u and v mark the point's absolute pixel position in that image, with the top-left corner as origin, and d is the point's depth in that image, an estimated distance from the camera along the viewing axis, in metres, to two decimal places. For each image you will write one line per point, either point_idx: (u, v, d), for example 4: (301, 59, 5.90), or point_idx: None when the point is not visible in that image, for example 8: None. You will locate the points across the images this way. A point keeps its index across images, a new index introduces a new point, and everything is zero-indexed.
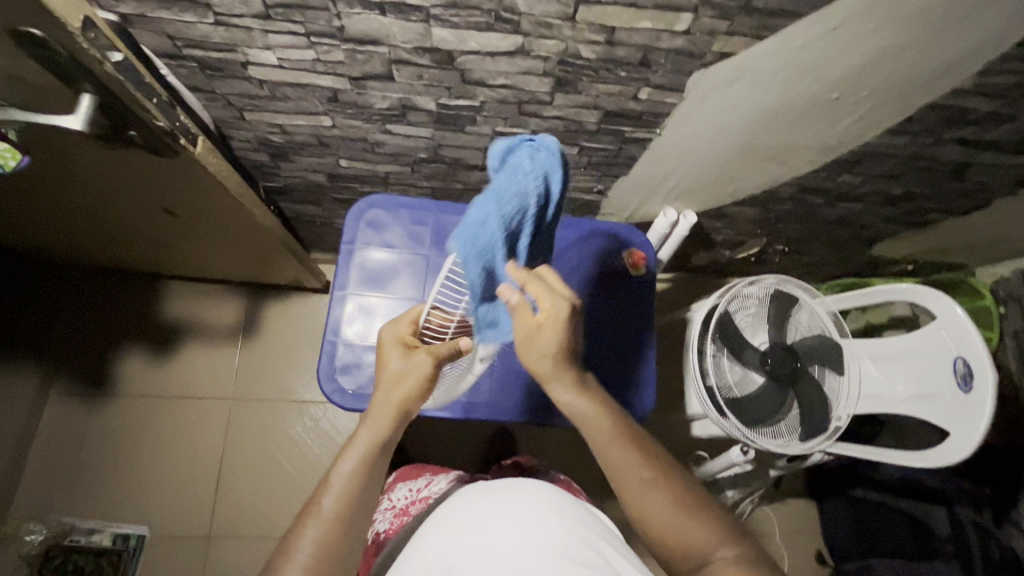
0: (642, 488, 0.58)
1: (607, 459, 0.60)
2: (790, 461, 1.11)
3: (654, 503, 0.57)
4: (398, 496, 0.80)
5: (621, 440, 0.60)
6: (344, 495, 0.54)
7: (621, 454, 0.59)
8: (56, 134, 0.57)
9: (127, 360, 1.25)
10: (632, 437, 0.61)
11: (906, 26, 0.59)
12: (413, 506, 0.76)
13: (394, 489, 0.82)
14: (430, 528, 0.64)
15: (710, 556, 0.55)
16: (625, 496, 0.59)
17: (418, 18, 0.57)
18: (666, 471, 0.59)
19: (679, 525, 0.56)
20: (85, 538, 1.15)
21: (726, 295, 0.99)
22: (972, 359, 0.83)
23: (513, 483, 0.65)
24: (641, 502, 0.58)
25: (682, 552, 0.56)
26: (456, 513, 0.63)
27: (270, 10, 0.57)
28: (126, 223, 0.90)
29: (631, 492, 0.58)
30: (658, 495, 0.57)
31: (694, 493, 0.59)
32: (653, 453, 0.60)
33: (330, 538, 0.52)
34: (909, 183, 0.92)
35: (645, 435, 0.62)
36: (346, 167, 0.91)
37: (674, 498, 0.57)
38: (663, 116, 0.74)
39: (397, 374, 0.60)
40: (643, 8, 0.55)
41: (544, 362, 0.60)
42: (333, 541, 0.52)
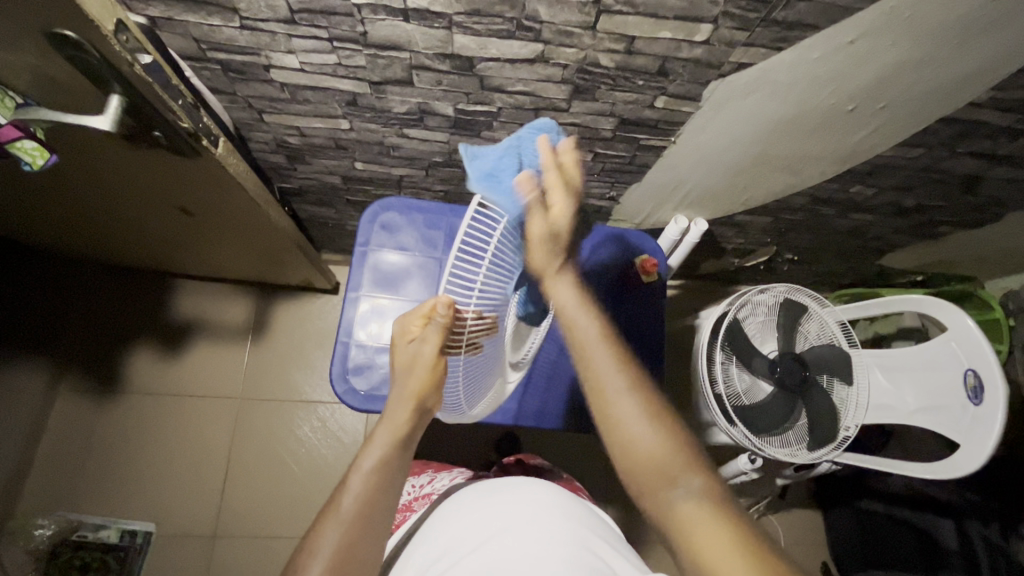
0: (617, 394, 0.56)
1: (585, 356, 0.58)
2: (797, 471, 1.11)
3: (624, 410, 0.56)
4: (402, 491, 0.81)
5: (604, 344, 0.58)
6: (364, 493, 0.56)
7: (602, 355, 0.58)
8: (82, 132, 0.58)
9: (137, 357, 1.26)
10: (614, 342, 0.59)
11: (924, 39, 0.59)
12: (417, 501, 0.77)
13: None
14: (430, 528, 0.65)
15: (679, 480, 0.52)
16: (597, 402, 0.57)
17: (441, 25, 0.57)
18: (642, 387, 0.57)
19: (644, 436, 0.55)
20: (92, 533, 1.16)
21: (737, 301, 0.99)
22: (983, 372, 0.83)
23: (512, 481, 0.65)
24: (613, 408, 0.56)
25: (647, 472, 0.54)
26: (455, 514, 0.63)
27: (295, 15, 0.58)
28: (143, 222, 0.90)
29: (604, 396, 0.57)
30: (628, 400, 0.56)
31: (668, 417, 0.57)
32: (633, 365, 0.59)
33: (349, 535, 0.54)
34: (921, 195, 0.93)
35: (628, 347, 0.60)
36: (362, 169, 0.92)
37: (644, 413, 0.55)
38: (678, 125, 0.75)
39: (407, 367, 0.59)
40: (664, 18, 0.55)
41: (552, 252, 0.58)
42: (352, 537, 0.54)
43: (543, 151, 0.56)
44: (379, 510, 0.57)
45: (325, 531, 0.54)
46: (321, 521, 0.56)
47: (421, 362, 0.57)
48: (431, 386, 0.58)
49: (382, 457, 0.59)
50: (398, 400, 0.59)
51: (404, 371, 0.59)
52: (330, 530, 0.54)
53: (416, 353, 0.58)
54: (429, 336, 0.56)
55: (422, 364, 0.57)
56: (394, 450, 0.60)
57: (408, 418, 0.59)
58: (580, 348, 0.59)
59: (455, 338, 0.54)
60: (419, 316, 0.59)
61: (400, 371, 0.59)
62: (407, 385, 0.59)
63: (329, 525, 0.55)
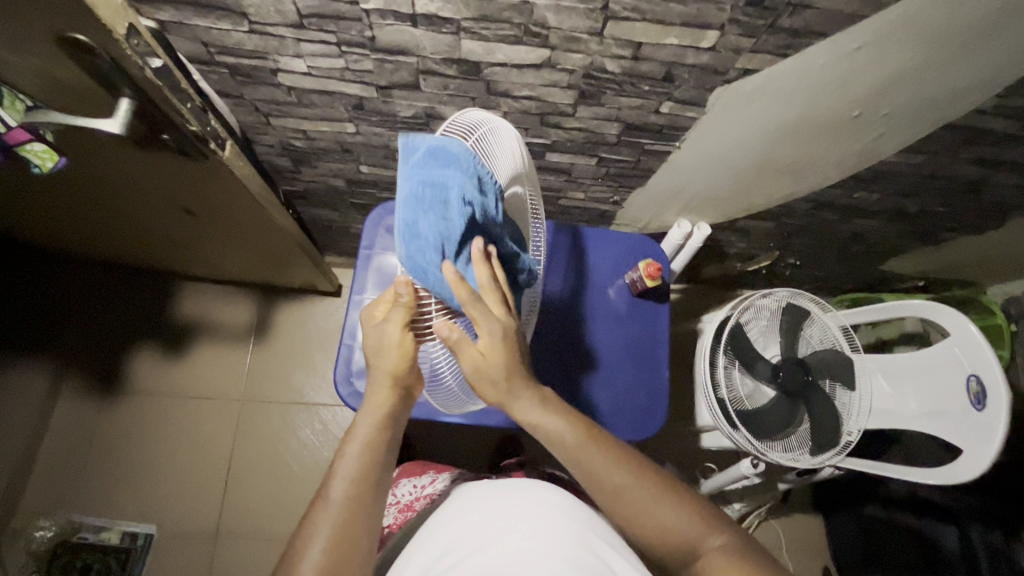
0: (620, 487, 0.57)
1: (583, 466, 0.58)
2: (800, 475, 1.10)
3: (636, 504, 0.56)
4: (403, 492, 0.80)
5: (590, 443, 0.58)
6: (354, 477, 0.55)
7: (594, 459, 0.58)
8: (92, 135, 0.58)
9: (139, 358, 1.26)
10: (599, 439, 0.59)
11: (928, 47, 0.60)
12: (418, 502, 0.77)
13: (398, 484, 0.82)
14: (430, 529, 0.64)
15: (704, 543, 0.55)
16: (606, 501, 0.57)
17: (449, 30, 0.58)
18: (638, 469, 0.58)
19: (662, 521, 0.56)
20: (93, 535, 1.15)
21: (739, 306, 1.00)
22: (985, 378, 0.83)
23: (513, 483, 0.65)
24: (622, 505, 0.57)
25: (676, 547, 0.56)
26: (455, 516, 0.63)
27: (304, 20, 0.58)
28: (147, 224, 0.91)
29: (611, 498, 0.57)
30: (639, 492, 0.57)
31: (671, 484, 0.58)
32: (624, 453, 0.59)
33: (344, 520, 0.53)
34: (924, 200, 0.93)
35: (611, 435, 0.61)
36: (366, 173, 0.92)
37: (656, 495, 0.57)
38: (683, 130, 0.75)
39: (377, 351, 0.60)
40: (671, 24, 0.56)
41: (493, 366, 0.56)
42: (348, 522, 0.53)
43: (451, 284, 0.50)
44: (371, 492, 0.55)
45: (318, 519, 0.53)
46: (313, 510, 0.54)
47: (390, 344, 0.59)
48: (405, 363, 0.60)
49: (367, 440, 0.58)
50: (375, 384, 0.59)
51: (375, 355, 0.60)
52: (323, 518, 0.53)
53: (383, 336, 0.59)
54: (393, 317, 0.59)
55: (393, 344, 0.59)
56: (378, 432, 0.58)
57: (388, 399, 0.59)
58: (573, 460, 0.58)
59: (424, 318, 0.60)
60: (382, 302, 0.61)
61: (370, 354, 0.60)
62: (381, 367, 0.60)
63: (322, 513, 0.53)
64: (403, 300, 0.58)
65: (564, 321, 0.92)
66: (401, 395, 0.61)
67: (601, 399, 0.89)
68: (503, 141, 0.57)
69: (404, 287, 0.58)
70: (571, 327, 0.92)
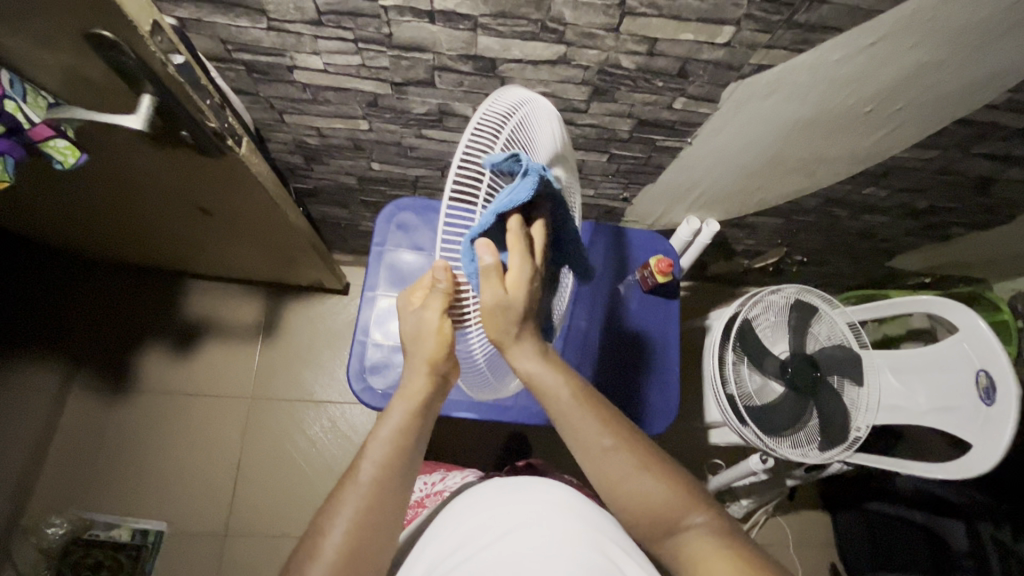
0: (609, 454, 0.56)
1: (574, 426, 0.57)
2: (808, 471, 1.11)
3: (625, 472, 0.56)
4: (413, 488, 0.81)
5: (581, 405, 0.57)
6: (383, 462, 0.54)
7: (584, 419, 0.57)
8: (112, 132, 0.58)
9: (149, 356, 1.26)
10: (592, 402, 0.58)
11: (945, 40, 0.60)
12: (428, 498, 0.77)
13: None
14: (439, 524, 0.63)
15: (686, 519, 0.55)
16: (591, 465, 0.57)
17: (466, 27, 0.58)
18: (630, 439, 0.57)
19: (645, 491, 0.56)
20: (104, 532, 1.16)
21: (748, 302, 1.00)
22: (995, 373, 0.84)
23: (526, 482, 0.64)
24: (610, 471, 0.56)
25: (658, 524, 0.56)
26: (464, 514, 0.62)
27: (323, 17, 0.59)
28: (161, 222, 0.91)
29: (600, 462, 0.56)
30: (621, 458, 0.56)
31: (657, 455, 0.58)
32: (615, 418, 0.58)
33: (368, 504, 0.52)
34: (933, 196, 0.93)
35: (604, 399, 0.59)
36: (377, 170, 0.93)
37: (638, 463, 0.56)
38: (695, 126, 0.75)
39: (415, 335, 0.54)
40: (687, 20, 0.56)
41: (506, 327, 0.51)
42: (372, 506, 0.52)
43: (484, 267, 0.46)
44: (399, 478, 0.54)
45: (344, 499, 0.52)
46: (339, 488, 0.53)
47: (429, 329, 0.53)
48: (445, 350, 0.54)
49: (401, 425, 0.55)
50: (413, 370, 0.55)
51: (411, 341, 0.54)
52: (349, 498, 0.52)
53: (420, 320, 0.53)
54: (432, 301, 0.52)
55: (430, 329, 0.53)
56: (412, 419, 0.56)
57: (425, 385, 0.55)
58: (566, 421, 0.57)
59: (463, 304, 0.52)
60: (422, 286, 0.56)
61: (408, 340, 0.55)
62: (419, 355, 0.54)
63: (347, 494, 0.52)
64: (441, 286, 0.50)
65: (575, 317, 0.92)
66: (441, 382, 0.56)
67: (617, 395, 0.90)
68: (543, 122, 0.53)
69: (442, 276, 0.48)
70: (587, 325, 0.92)
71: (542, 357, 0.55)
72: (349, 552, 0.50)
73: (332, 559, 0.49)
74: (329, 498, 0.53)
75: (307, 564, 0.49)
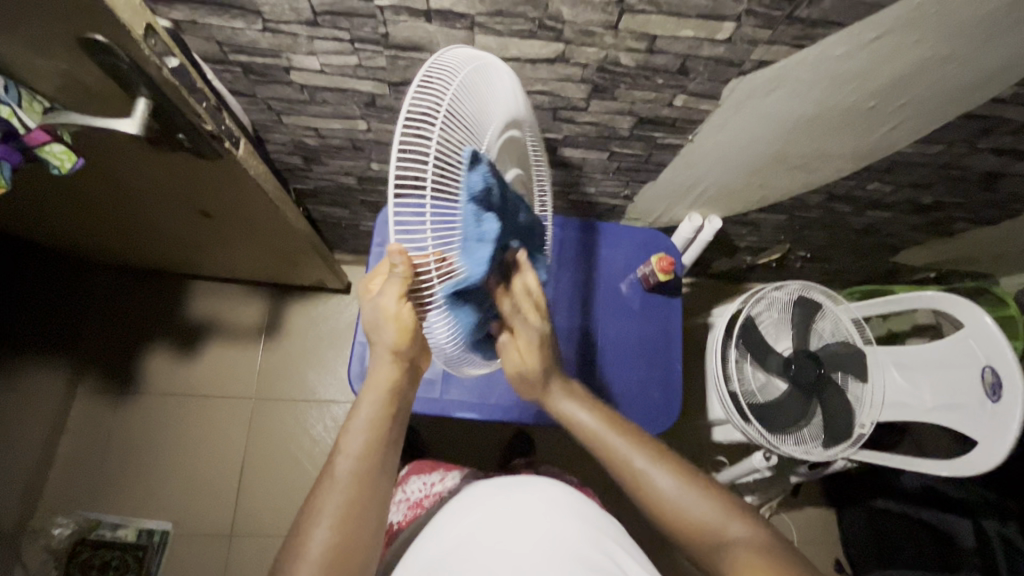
0: (641, 471, 0.59)
1: (607, 450, 0.62)
2: (811, 469, 1.10)
3: (661, 484, 0.58)
4: (412, 488, 0.80)
5: (611, 430, 0.63)
6: (360, 453, 0.54)
7: (617, 441, 0.62)
8: (108, 135, 0.58)
9: (152, 357, 1.27)
10: (622, 426, 0.64)
11: (950, 34, 0.59)
12: (428, 499, 0.77)
13: (408, 480, 0.82)
14: (435, 526, 0.62)
15: (725, 532, 0.55)
16: (629, 486, 0.60)
17: (463, 25, 0.58)
18: (662, 455, 0.61)
19: (685, 504, 0.57)
20: (110, 532, 1.17)
21: (750, 299, 0.99)
22: (1002, 369, 0.83)
23: (523, 481, 0.63)
24: (645, 486, 0.59)
25: (701, 539, 0.56)
26: (461, 517, 0.60)
27: (318, 17, 0.58)
28: (161, 224, 0.91)
29: (634, 480, 0.59)
30: (664, 478, 0.58)
31: (692, 471, 0.60)
32: (647, 439, 0.63)
33: (352, 496, 0.52)
34: (938, 191, 0.92)
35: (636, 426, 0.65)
36: (377, 170, 0.92)
37: (677, 478, 0.58)
38: (696, 123, 0.75)
39: (375, 324, 0.53)
40: (686, 17, 0.56)
41: (531, 379, 0.65)
42: (355, 498, 0.52)
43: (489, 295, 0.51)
44: (379, 467, 0.55)
45: (326, 495, 0.52)
46: (319, 485, 0.54)
47: (386, 317, 0.51)
48: (406, 335, 0.52)
49: (374, 416, 0.56)
50: (379, 359, 0.56)
51: (373, 330, 0.53)
52: (328, 494, 0.52)
53: (377, 308, 0.51)
54: (388, 287, 0.49)
55: (391, 316, 0.50)
56: (385, 409, 0.57)
57: (393, 373, 0.56)
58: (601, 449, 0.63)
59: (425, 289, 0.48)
60: (378, 273, 0.56)
61: (370, 330, 0.54)
62: (382, 344, 0.54)
63: (329, 489, 0.53)
64: (398, 272, 0.46)
65: (575, 316, 0.92)
66: (408, 369, 0.57)
67: (619, 392, 0.89)
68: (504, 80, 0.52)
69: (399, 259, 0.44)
70: (587, 322, 0.92)
71: (574, 398, 0.67)
72: (338, 547, 0.50)
73: (320, 555, 0.49)
74: (309, 498, 0.53)
75: (296, 563, 0.49)
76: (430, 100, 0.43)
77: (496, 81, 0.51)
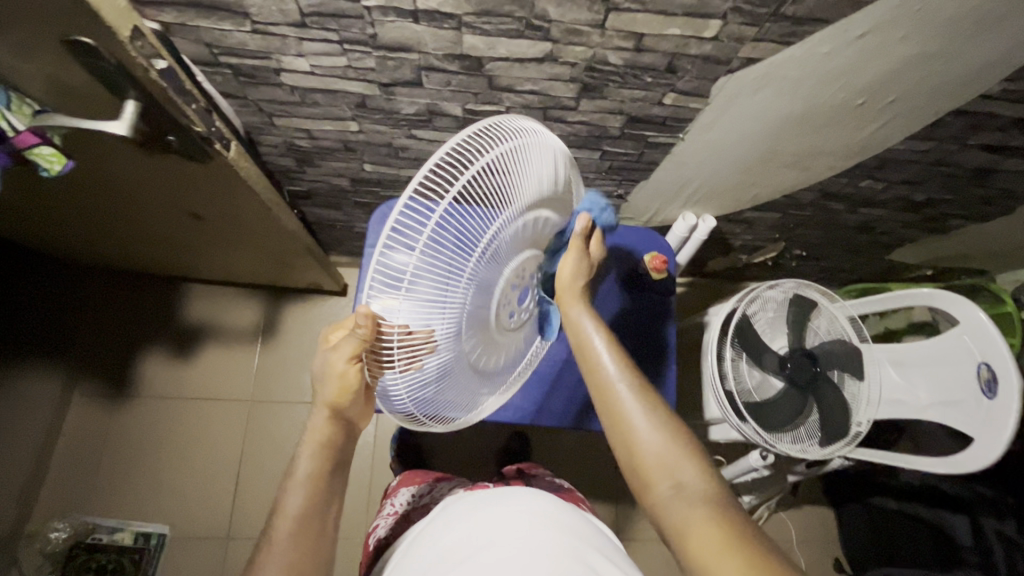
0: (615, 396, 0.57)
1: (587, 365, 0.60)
2: (809, 467, 1.10)
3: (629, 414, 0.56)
4: (401, 501, 0.78)
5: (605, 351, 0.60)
6: (303, 510, 0.52)
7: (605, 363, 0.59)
8: (98, 137, 0.58)
9: (148, 361, 1.27)
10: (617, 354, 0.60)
11: (935, 31, 0.59)
12: (413, 512, 0.76)
13: (396, 493, 0.81)
14: (421, 533, 0.62)
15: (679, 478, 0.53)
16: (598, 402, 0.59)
17: (450, 26, 0.58)
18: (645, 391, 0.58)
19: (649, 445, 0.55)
20: (106, 536, 1.17)
21: (746, 298, 0.97)
22: (997, 366, 0.82)
23: (506, 493, 0.63)
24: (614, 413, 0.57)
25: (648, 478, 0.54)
26: (445, 521, 0.61)
27: (306, 19, 0.58)
28: (154, 226, 0.91)
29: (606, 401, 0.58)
30: (629, 393, 0.57)
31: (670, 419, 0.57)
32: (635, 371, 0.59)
33: (293, 557, 0.50)
34: (931, 188, 0.92)
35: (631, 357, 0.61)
36: (370, 172, 0.93)
37: (646, 402, 0.56)
38: (687, 122, 0.75)
39: (320, 378, 0.52)
40: (673, 15, 0.56)
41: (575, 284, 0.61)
42: (299, 558, 0.50)
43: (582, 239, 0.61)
44: (320, 524, 0.53)
45: (266, 559, 0.49)
46: (261, 546, 0.51)
47: (331, 374, 0.50)
48: (348, 396, 0.52)
49: (312, 472, 0.53)
50: (315, 415, 0.53)
51: (318, 382, 0.52)
52: (271, 557, 0.49)
53: (327, 362, 0.51)
54: (343, 345, 0.49)
55: (335, 374, 0.51)
56: (323, 464, 0.54)
57: (330, 430, 0.54)
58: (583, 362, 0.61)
59: (384, 356, 0.46)
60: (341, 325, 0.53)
61: (315, 379, 0.52)
62: (321, 401, 0.53)
63: (269, 554, 0.50)
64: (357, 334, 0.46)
65: None
66: (346, 425, 0.55)
67: None
68: (545, 160, 0.52)
69: (364, 320, 0.43)
70: None
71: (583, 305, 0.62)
72: None
73: None
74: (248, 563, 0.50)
75: None
76: (454, 165, 0.44)
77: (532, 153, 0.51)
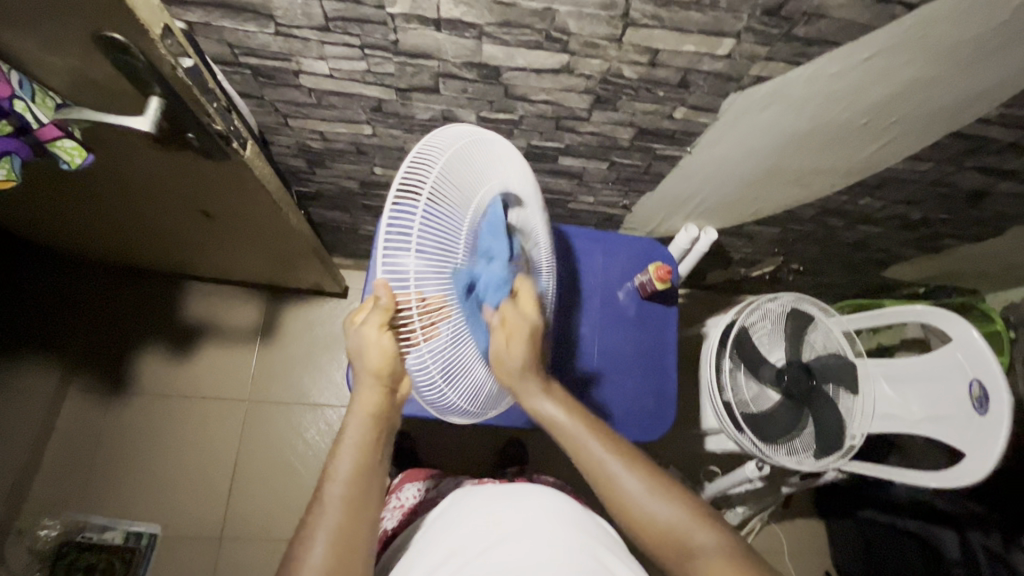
0: (612, 473, 0.58)
1: (573, 446, 0.61)
2: (804, 479, 1.11)
3: (630, 485, 0.57)
4: (407, 495, 0.80)
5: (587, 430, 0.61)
6: (351, 478, 0.53)
7: (590, 441, 0.60)
8: (118, 132, 0.59)
9: (145, 358, 1.26)
10: (597, 427, 0.62)
11: (938, 57, 0.61)
12: (421, 505, 0.76)
13: (403, 488, 0.82)
14: (433, 529, 0.63)
15: (693, 539, 0.54)
16: (597, 483, 0.59)
17: (471, 35, 0.59)
18: (637, 459, 0.59)
19: (656, 512, 0.56)
20: (96, 535, 1.15)
21: (745, 310, 0.99)
22: (988, 383, 0.84)
23: (522, 490, 0.63)
24: (615, 490, 0.57)
25: (665, 548, 0.55)
26: (458, 517, 0.61)
27: (330, 23, 0.59)
28: (161, 223, 0.91)
29: (606, 482, 0.58)
30: (619, 467, 0.58)
31: (665, 478, 0.58)
32: (618, 439, 0.61)
33: (342, 522, 0.50)
34: (927, 208, 0.95)
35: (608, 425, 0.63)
36: (380, 174, 0.93)
37: (645, 477, 0.57)
38: (695, 136, 0.77)
39: (358, 352, 0.54)
40: (689, 32, 0.57)
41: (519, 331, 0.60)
42: (348, 528, 0.51)
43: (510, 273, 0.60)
44: (366, 496, 0.53)
45: (315, 525, 0.50)
46: (308, 514, 0.52)
47: (372, 344, 0.53)
48: (389, 363, 0.53)
49: (361, 442, 0.55)
50: (364, 384, 0.55)
51: (358, 357, 0.54)
52: (320, 522, 0.50)
53: (362, 338, 0.53)
54: (371, 319, 0.52)
55: (374, 345, 0.52)
56: (371, 434, 0.55)
57: (378, 398, 0.55)
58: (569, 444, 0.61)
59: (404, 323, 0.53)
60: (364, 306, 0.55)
61: (354, 355, 0.55)
62: (366, 369, 0.54)
63: (318, 520, 0.50)
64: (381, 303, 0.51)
65: (576, 322, 0.93)
66: (392, 396, 0.56)
67: (619, 400, 0.91)
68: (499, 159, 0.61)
69: (384, 293, 0.51)
70: (589, 330, 0.93)
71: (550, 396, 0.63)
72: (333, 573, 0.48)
73: None
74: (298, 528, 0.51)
75: None
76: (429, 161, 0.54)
77: (479, 156, 0.58)
